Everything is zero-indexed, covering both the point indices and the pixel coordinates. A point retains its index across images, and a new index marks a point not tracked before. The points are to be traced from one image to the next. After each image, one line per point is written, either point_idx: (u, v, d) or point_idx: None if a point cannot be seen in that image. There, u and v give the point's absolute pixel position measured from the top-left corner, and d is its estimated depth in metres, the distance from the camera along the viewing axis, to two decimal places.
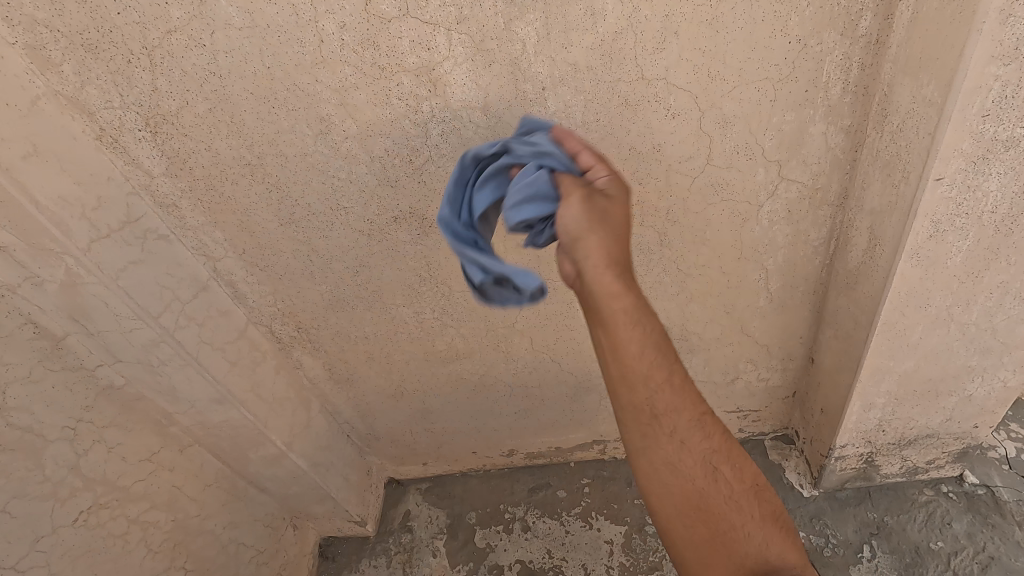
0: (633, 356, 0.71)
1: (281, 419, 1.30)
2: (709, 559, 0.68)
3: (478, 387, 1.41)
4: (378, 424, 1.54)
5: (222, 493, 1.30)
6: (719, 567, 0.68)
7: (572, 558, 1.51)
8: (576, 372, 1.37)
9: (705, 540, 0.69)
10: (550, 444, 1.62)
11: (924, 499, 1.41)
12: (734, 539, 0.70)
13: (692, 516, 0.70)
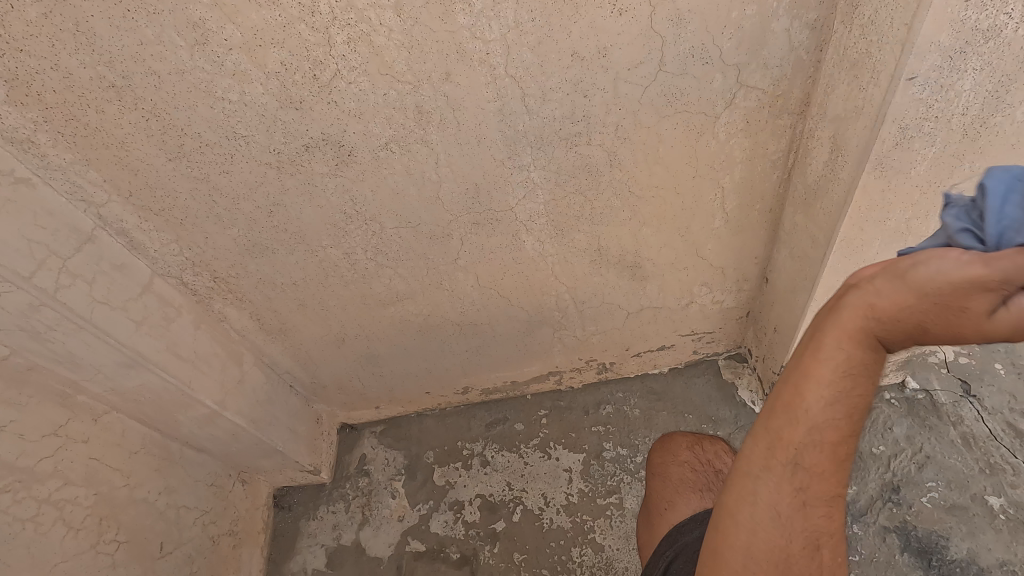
0: (789, 403, 0.55)
1: (208, 377, 1.19)
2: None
3: (425, 328, 1.33)
4: (321, 372, 1.45)
5: (151, 460, 1.21)
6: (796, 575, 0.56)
7: (532, 488, 1.50)
8: (527, 306, 1.30)
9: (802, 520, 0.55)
10: (506, 379, 1.58)
11: (869, 406, 1.45)
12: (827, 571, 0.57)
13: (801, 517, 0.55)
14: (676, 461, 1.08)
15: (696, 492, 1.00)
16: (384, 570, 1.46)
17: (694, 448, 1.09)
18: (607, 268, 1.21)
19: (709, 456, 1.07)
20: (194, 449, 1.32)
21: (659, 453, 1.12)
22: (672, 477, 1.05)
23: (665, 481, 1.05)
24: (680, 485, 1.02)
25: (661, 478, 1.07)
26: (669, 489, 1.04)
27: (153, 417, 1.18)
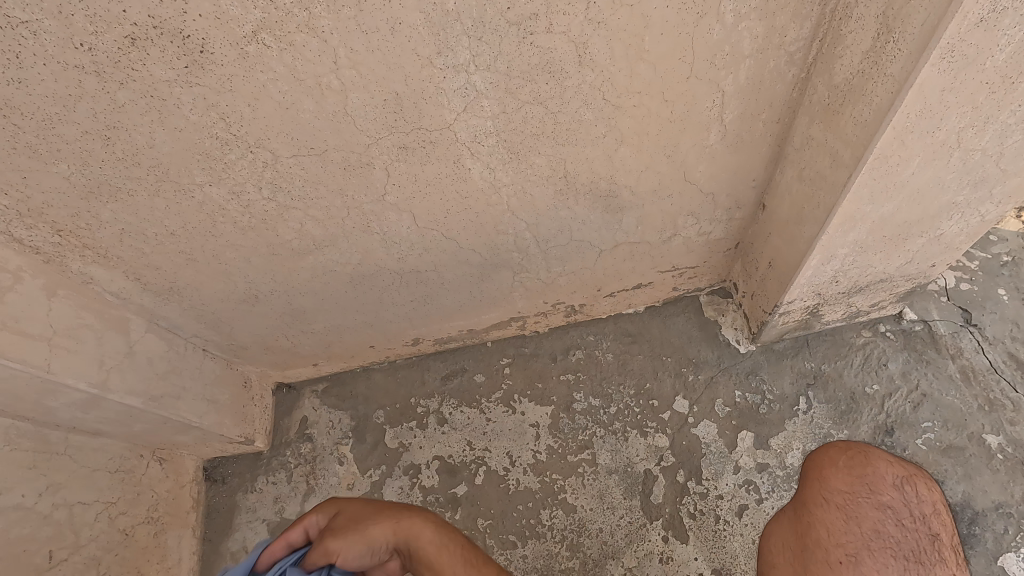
0: None
1: (80, 355, 0.94)
2: None
3: (356, 279, 1.09)
4: (238, 333, 1.21)
5: (19, 455, 0.99)
6: None
7: (495, 447, 1.35)
8: (480, 247, 1.07)
9: None
10: (461, 328, 1.38)
11: (862, 341, 1.31)
12: None
13: None
14: (877, 498, 0.87)
15: (903, 559, 0.81)
16: None
17: (902, 488, 0.90)
18: (576, 199, 0.98)
19: (925, 510, 0.89)
20: (85, 434, 1.10)
21: (845, 479, 0.88)
22: (861, 525, 0.83)
23: (848, 526, 0.83)
24: (870, 539, 0.82)
25: (842, 519, 0.84)
26: (855, 535, 0.82)
27: (11, 406, 0.94)
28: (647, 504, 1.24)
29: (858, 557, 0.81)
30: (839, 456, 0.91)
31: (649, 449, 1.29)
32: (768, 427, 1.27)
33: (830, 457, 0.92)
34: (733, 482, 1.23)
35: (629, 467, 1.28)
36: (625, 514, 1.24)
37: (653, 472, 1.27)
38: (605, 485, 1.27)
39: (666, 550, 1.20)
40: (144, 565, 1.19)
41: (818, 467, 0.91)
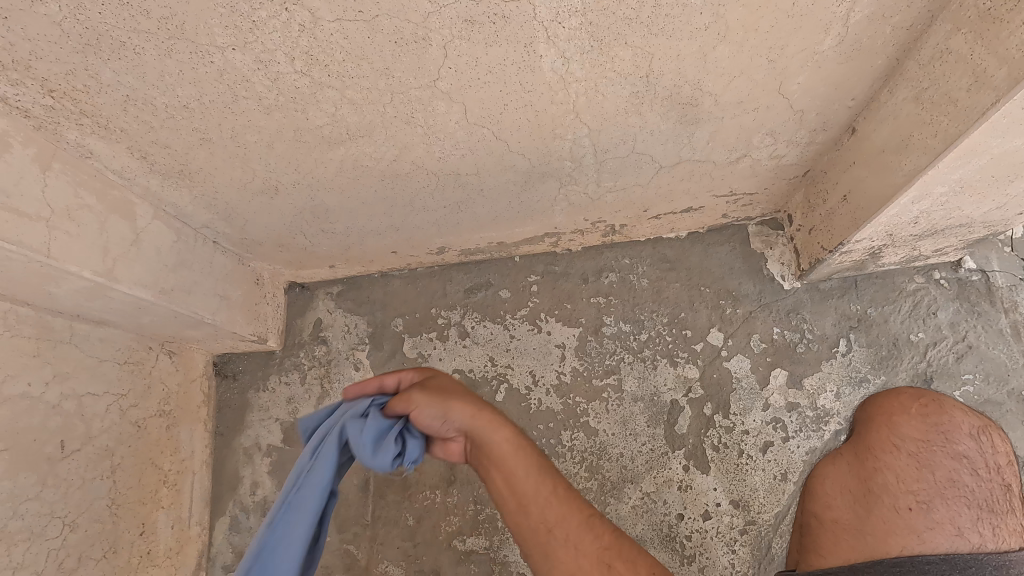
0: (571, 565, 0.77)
1: (82, 240, 0.84)
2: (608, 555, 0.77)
3: (388, 177, 0.98)
4: (252, 227, 1.11)
5: (25, 344, 0.91)
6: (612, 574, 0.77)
7: (518, 365, 1.31)
8: (531, 153, 0.95)
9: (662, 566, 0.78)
10: (491, 240, 1.29)
11: (914, 287, 1.24)
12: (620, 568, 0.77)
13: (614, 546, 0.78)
14: (953, 448, 0.93)
15: (983, 509, 0.88)
16: None
17: (978, 438, 0.94)
18: (651, 105, 0.85)
19: (999, 462, 0.93)
20: (89, 322, 1.02)
21: (918, 427, 0.95)
22: (933, 471, 0.91)
23: (921, 474, 0.90)
24: (942, 488, 0.89)
25: (914, 467, 0.91)
26: (927, 482, 0.90)
27: (3, 289, 0.84)
28: (671, 433, 1.22)
29: (930, 505, 0.88)
30: (912, 405, 0.98)
31: (677, 380, 1.25)
32: (803, 367, 1.23)
33: (903, 404, 0.99)
34: (760, 418, 1.21)
35: (655, 396, 1.25)
36: (647, 441, 1.22)
37: (680, 403, 1.24)
38: (629, 412, 1.25)
39: (686, 479, 1.19)
40: (158, 457, 1.15)
41: (887, 415, 0.99)
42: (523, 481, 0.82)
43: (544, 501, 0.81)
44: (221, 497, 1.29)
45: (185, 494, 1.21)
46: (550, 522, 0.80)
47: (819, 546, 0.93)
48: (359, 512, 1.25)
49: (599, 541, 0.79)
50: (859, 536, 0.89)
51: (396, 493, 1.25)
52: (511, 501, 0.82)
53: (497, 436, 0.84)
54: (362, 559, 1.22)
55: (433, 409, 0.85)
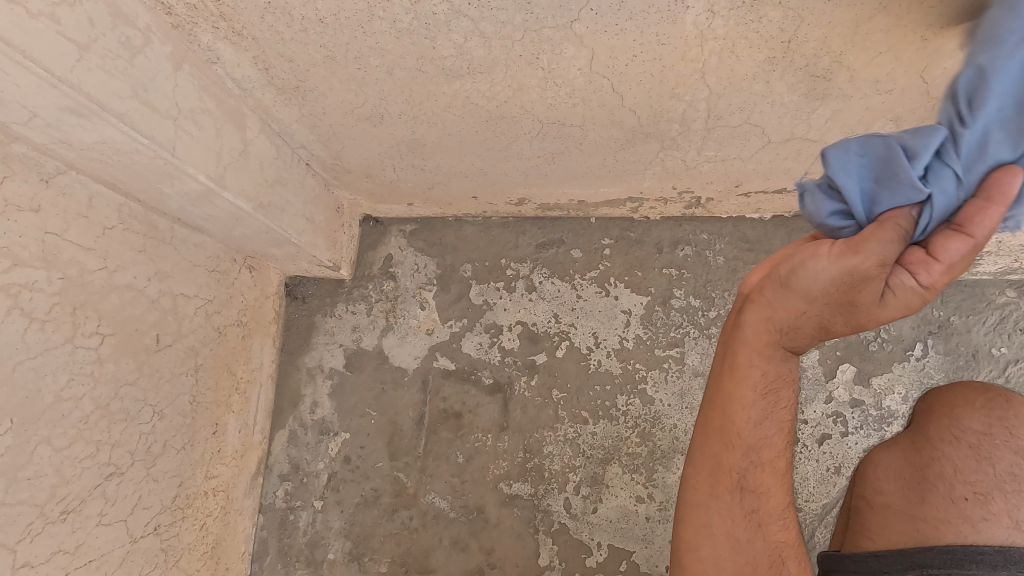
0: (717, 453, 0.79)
1: (201, 143, 0.86)
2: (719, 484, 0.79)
3: (493, 118, 0.97)
4: (347, 155, 1.12)
5: (134, 239, 0.94)
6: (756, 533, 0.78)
7: (582, 325, 1.31)
8: (642, 111, 0.93)
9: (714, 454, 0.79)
10: (573, 198, 1.28)
11: (1004, 301, 1.20)
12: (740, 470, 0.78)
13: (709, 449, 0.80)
14: None
15: None
16: (408, 382, 1.33)
17: None
18: (782, 74, 0.82)
19: None
20: (188, 227, 1.06)
21: (981, 418, 0.78)
22: (995, 467, 0.74)
23: (980, 464, 0.75)
24: (1006, 482, 0.73)
25: (972, 458, 0.76)
26: (986, 474, 0.74)
27: (121, 182, 0.87)
28: None
29: (989, 496, 0.73)
30: (977, 398, 0.80)
31: None
32: (873, 365, 1.21)
33: (966, 397, 0.81)
34: (821, 410, 1.20)
35: None
36: None
37: None
38: (687, 385, 1.25)
39: None
40: (233, 365, 1.20)
41: None
42: (768, 310, 0.73)
43: (762, 349, 0.75)
44: (282, 411, 1.34)
45: (253, 402, 1.27)
46: (766, 344, 0.75)
47: (869, 529, 0.80)
48: (413, 443, 1.29)
49: (772, 395, 0.77)
50: (909, 521, 0.76)
51: (449, 431, 1.29)
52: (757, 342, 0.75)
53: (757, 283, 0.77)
54: (410, 487, 1.27)
55: (792, 304, 0.71)
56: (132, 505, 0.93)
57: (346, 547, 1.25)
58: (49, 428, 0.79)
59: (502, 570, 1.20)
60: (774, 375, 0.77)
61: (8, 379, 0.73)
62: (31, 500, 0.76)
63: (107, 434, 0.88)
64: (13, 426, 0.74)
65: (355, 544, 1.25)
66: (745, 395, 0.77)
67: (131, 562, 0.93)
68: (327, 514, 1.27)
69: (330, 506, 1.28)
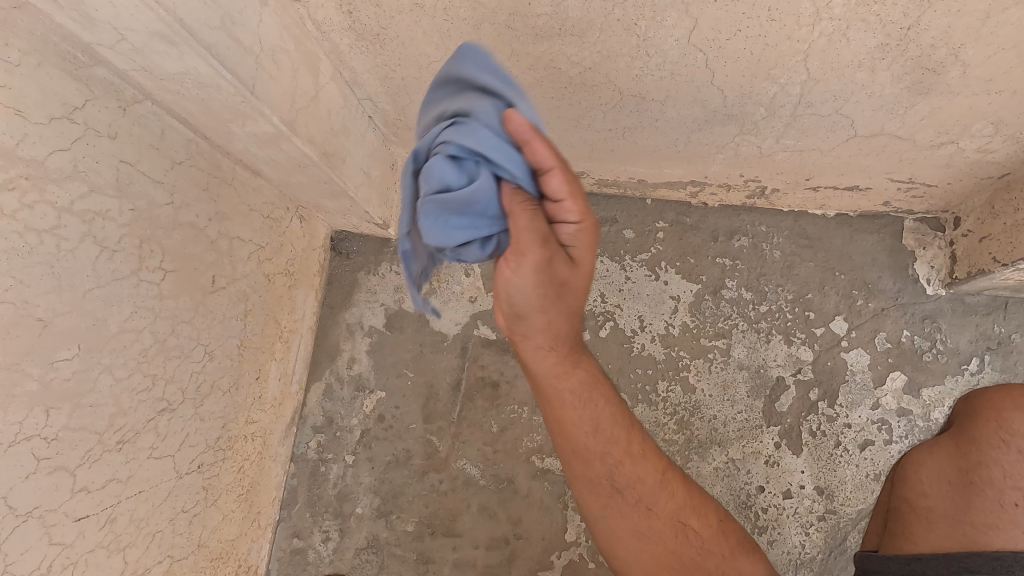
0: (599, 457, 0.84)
1: (278, 83, 0.84)
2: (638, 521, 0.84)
3: (572, 85, 0.93)
4: (412, 111, 1.09)
5: (199, 177, 0.92)
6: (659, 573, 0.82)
7: (628, 307, 1.29)
8: (730, 90, 0.89)
9: (627, 524, 0.84)
10: (634, 176, 1.24)
11: None
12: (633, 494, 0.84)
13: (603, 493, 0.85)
14: None
15: None
16: (447, 347, 1.32)
17: None
18: (890, 63, 0.78)
19: None
20: (248, 170, 1.04)
21: None
22: None
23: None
24: None
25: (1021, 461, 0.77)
26: None
27: (193, 117, 0.86)
28: (769, 408, 1.21)
29: None
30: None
31: (789, 358, 1.23)
32: (924, 376, 1.18)
33: (1011, 402, 0.83)
34: (866, 416, 1.18)
35: (762, 369, 1.23)
36: (743, 410, 1.22)
37: (786, 381, 1.22)
38: (731, 378, 1.23)
39: (774, 455, 1.19)
40: (278, 313, 1.20)
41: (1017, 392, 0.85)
42: (562, 384, 0.82)
43: (601, 424, 0.84)
44: (319, 364, 1.34)
45: (293, 353, 1.27)
46: (604, 425, 0.84)
47: (914, 530, 0.81)
48: (447, 408, 1.29)
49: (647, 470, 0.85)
50: (955, 524, 0.77)
51: (485, 400, 1.28)
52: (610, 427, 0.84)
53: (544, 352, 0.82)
54: (442, 451, 1.27)
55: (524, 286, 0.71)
56: (180, 441, 0.94)
57: (374, 503, 1.26)
58: (112, 357, 0.79)
59: (527, 542, 1.21)
60: (606, 433, 0.84)
61: (80, 305, 0.73)
62: (92, 427, 0.77)
63: (162, 370, 0.88)
64: (81, 351, 0.74)
65: (383, 501, 1.26)
66: (610, 470, 0.84)
67: (175, 497, 0.94)
68: (357, 469, 1.28)
69: (361, 462, 1.28)
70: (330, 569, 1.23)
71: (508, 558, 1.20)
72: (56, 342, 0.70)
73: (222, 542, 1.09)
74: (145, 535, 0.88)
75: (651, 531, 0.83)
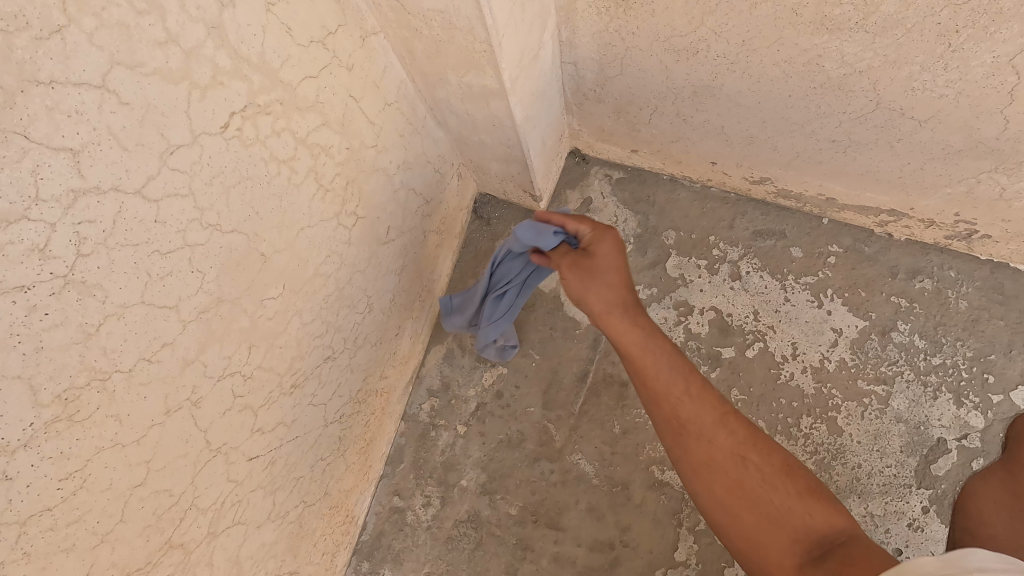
0: (739, 471, 0.73)
1: (518, 35, 0.76)
2: (749, 525, 0.69)
3: (824, 87, 0.82)
4: (614, 84, 1.00)
5: (400, 122, 0.87)
6: (753, 532, 0.69)
7: (781, 331, 1.20)
8: (1016, 123, 0.77)
9: (748, 515, 0.70)
10: (825, 193, 1.13)
11: None
12: (757, 500, 0.70)
13: (719, 494, 0.73)
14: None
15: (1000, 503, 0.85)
16: (579, 336, 1.26)
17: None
18: None
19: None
20: (436, 121, 0.98)
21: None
22: None
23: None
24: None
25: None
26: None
27: (417, 58, 0.79)
28: (923, 469, 1.11)
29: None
30: None
31: (954, 421, 1.12)
32: None
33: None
34: None
35: (922, 426, 1.13)
36: (893, 465, 1.12)
37: (947, 444, 1.11)
38: (884, 429, 1.14)
39: (920, 519, 1.09)
40: (422, 271, 1.15)
41: None
42: (608, 292, 0.85)
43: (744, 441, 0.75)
44: (443, 327, 1.31)
45: (425, 313, 1.23)
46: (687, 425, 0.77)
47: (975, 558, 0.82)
48: (570, 398, 1.24)
49: (773, 461, 0.73)
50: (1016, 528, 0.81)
51: (611, 398, 1.22)
52: (715, 492, 0.73)
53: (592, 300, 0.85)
54: (557, 442, 1.22)
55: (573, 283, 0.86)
56: (332, 391, 0.91)
57: (480, 479, 1.23)
58: (304, 299, 0.75)
59: (633, 552, 1.16)
60: (710, 423, 0.76)
61: (292, 244, 0.69)
62: (276, 368, 0.74)
63: (335, 317, 0.85)
64: (284, 291, 0.70)
65: (490, 479, 1.22)
66: (742, 475, 0.72)
67: (319, 444, 0.92)
68: (467, 441, 1.25)
69: (473, 435, 1.25)
70: (427, 534, 1.21)
71: (612, 563, 1.16)
72: (267, 280, 0.67)
73: (340, 492, 1.07)
74: (292, 478, 0.86)
75: (769, 473, 0.72)
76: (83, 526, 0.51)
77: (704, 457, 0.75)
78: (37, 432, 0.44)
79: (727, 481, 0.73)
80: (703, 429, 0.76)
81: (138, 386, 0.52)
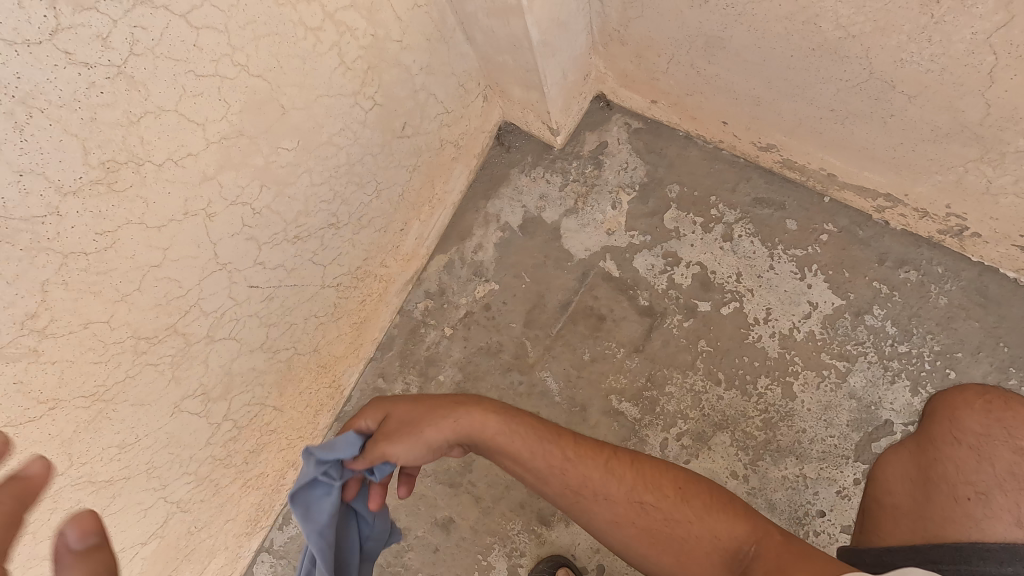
0: (668, 531, 0.77)
1: None
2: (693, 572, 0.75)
3: (821, 49, 0.87)
4: (637, 26, 1.06)
5: (426, 25, 0.96)
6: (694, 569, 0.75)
7: (759, 295, 1.26)
8: (997, 108, 0.81)
9: (670, 556, 0.76)
10: (827, 168, 1.16)
11: None
12: (689, 543, 0.76)
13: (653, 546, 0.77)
14: None
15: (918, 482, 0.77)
16: (570, 267, 1.35)
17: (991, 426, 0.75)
18: None
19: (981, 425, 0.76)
20: (465, 35, 1.07)
21: (982, 420, 0.76)
22: (996, 465, 0.73)
23: (981, 464, 0.74)
24: (1008, 479, 0.72)
25: (972, 456, 0.74)
26: (990, 474, 0.73)
27: None
28: (864, 445, 1.17)
29: (990, 494, 0.72)
30: (976, 398, 0.78)
31: (906, 407, 1.17)
32: None
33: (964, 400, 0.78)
34: None
35: (873, 406, 1.18)
36: (836, 436, 1.18)
37: (893, 427, 1.16)
38: (836, 402, 1.19)
39: (849, 489, 1.16)
40: (435, 178, 1.26)
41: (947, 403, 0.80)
42: (540, 451, 0.81)
43: (647, 476, 0.81)
44: (449, 238, 1.42)
45: (434, 219, 1.34)
46: (670, 519, 0.78)
47: (882, 530, 0.79)
48: (550, 322, 1.34)
49: (692, 503, 0.79)
50: (916, 520, 0.75)
51: (587, 328, 1.32)
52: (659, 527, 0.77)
53: (489, 426, 0.81)
54: (531, 357, 1.33)
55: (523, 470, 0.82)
56: (332, 257, 1.04)
57: (456, 377, 1.35)
58: (315, 160, 0.87)
59: None
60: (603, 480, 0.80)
61: (311, 106, 0.81)
62: (283, 214, 0.86)
63: (342, 189, 0.97)
64: (297, 146, 0.82)
65: (464, 379, 1.35)
66: (669, 523, 0.77)
67: (314, 302, 1.06)
68: (451, 342, 1.37)
69: (457, 338, 1.37)
70: None
71: None
72: (284, 131, 0.79)
73: (329, 356, 1.21)
74: (285, 321, 1.00)
75: (668, 511, 0.78)
76: (109, 280, 0.66)
77: (678, 527, 0.77)
78: (85, 185, 0.58)
79: (651, 539, 0.77)
80: (646, 501, 0.79)
81: (164, 180, 0.66)
